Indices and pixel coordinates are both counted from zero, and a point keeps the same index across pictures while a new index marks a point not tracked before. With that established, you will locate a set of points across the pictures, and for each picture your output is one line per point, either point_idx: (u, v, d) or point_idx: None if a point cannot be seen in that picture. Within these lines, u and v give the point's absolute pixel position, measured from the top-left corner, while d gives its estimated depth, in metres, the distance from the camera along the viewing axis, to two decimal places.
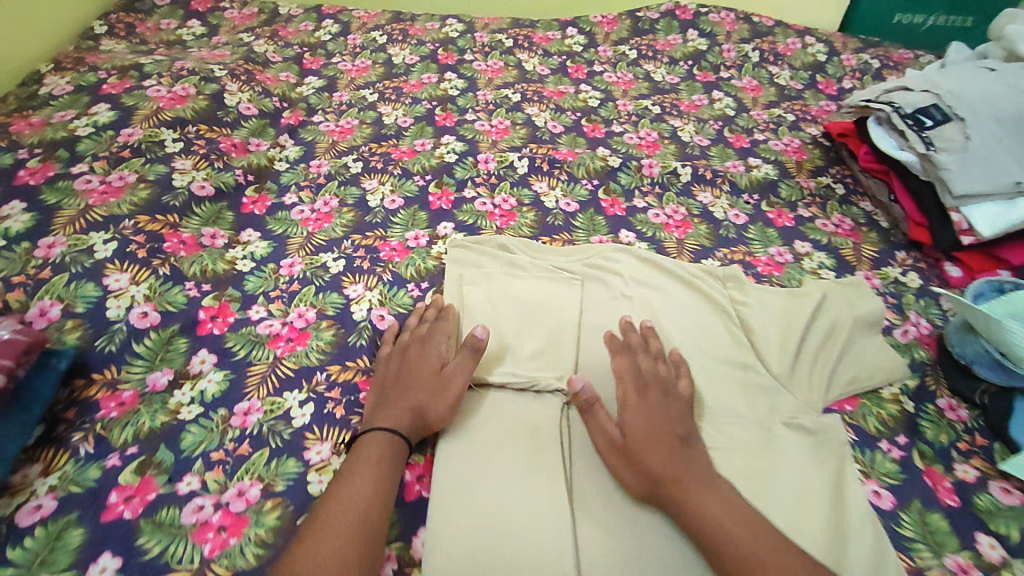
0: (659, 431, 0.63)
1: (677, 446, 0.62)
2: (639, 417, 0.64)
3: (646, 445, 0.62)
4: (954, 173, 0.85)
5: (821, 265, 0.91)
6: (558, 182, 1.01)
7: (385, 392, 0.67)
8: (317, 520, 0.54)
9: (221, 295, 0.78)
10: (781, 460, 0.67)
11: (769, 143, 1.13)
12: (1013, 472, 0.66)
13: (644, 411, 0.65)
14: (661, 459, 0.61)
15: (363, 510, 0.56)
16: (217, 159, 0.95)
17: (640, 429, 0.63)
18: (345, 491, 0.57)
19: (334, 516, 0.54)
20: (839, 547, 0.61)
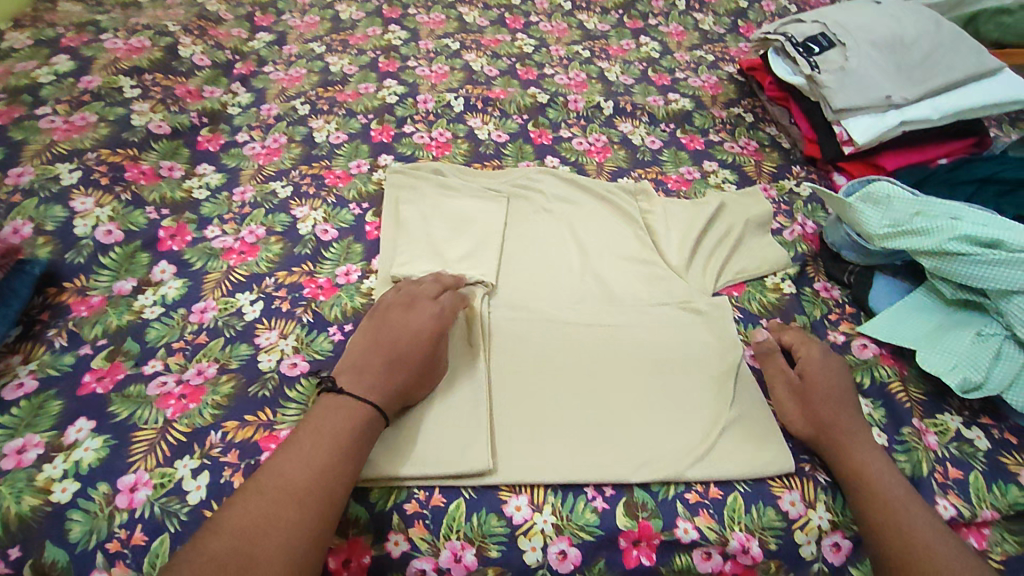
0: (835, 390, 0.68)
1: (843, 406, 0.67)
2: (816, 374, 0.69)
3: (826, 390, 0.67)
4: (833, 90, 0.95)
5: (725, 180, 1.01)
6: (491, 118, 1.10)
7: (372, 364, 0.63)
8: (286, 483, 0.52)
9: (179, 218, 0.86)
10: (674, 332, 0.77)
11: (688, 80, 1.23)
12: (867, 331, 0.76)
13: (826, 366, 0.70)
14: (829, 409, 0.66)
15: (335, 484, 0.54)
16: (173, 104, 1.02)
17: (821, 379, 0.69)
18: (321, 454, 0.55)
19: (302, 488, 0.52)
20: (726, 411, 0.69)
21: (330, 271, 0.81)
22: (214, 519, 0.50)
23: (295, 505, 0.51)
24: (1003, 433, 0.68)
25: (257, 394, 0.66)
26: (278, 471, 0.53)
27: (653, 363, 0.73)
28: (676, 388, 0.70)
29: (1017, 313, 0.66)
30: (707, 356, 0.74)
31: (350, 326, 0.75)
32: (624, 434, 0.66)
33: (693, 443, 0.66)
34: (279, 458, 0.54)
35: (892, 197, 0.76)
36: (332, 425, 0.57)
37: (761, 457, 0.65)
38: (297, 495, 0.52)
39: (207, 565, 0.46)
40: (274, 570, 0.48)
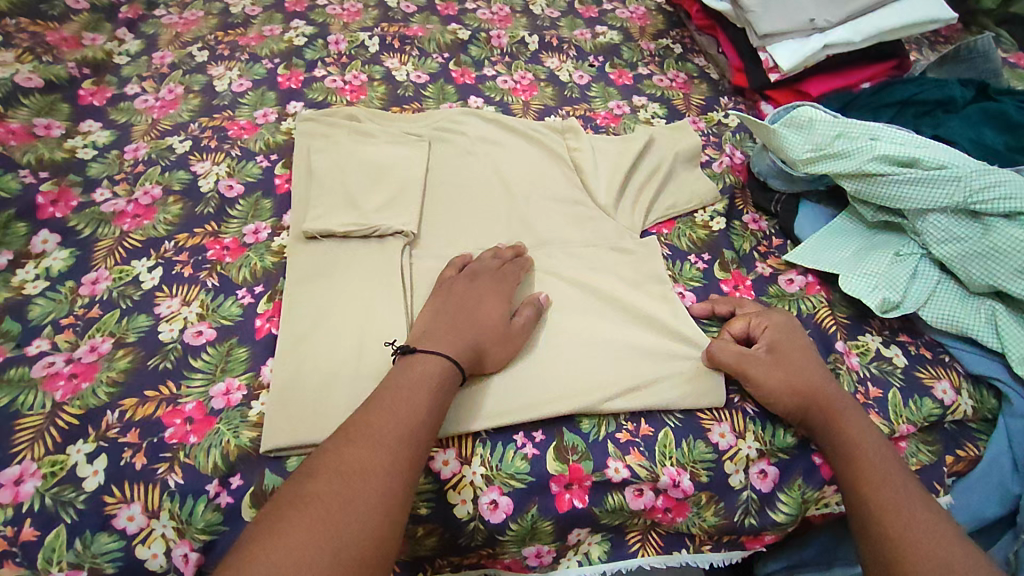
0: (804, 357, 0.64)
1: (817, 369, 0.63)
2: (780, 351, 0.64)
3: (801, 360, 0.63)
4: (758, 15, 0.92)
5: (654, 115, 0.98)
6: (410, 57, 1.03)
7: (445, 322, 0.62)
8: (373, 433, 0.51)
9: (61, 181, 0.78)
10: (602, 274, 0.75)
11: (615, 11, 1.18)
12: (793, 261, 0.76)
13: (788, 333, 0.66)
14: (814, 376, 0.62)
15: (416, 436, 0.52)
16: (46, 53, 0.91)
17: (790, 347, 0.64)
18: (404, 405, 0.53)
19: (392, 438, 0.51)
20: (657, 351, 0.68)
21: (237, 229, 0.76)
22: (309, 465, 0.49)
23: (384, 453, 0.50)
24: (920, 348, 0.69)
25: (157, 367, 0.61)
26: (365, 419, 0.52)
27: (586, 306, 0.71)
28: (607, 329, 0.69)
29: (933, 231, 0.67)
30: (636, 295, 0.73)
31: (260, 287, 0.70)
32: (560, 375, 0.65)
33: (624, 381, 0.65)
34: (364, 409, 0.53)
35: (814, 118, 0.74)
36: (406, 380, 0.55)
37: (689, 392, 0.64)
38: (383, 444, 0.50)
39: (310, 512, 0.46)
40: (363, 517, 0.47)
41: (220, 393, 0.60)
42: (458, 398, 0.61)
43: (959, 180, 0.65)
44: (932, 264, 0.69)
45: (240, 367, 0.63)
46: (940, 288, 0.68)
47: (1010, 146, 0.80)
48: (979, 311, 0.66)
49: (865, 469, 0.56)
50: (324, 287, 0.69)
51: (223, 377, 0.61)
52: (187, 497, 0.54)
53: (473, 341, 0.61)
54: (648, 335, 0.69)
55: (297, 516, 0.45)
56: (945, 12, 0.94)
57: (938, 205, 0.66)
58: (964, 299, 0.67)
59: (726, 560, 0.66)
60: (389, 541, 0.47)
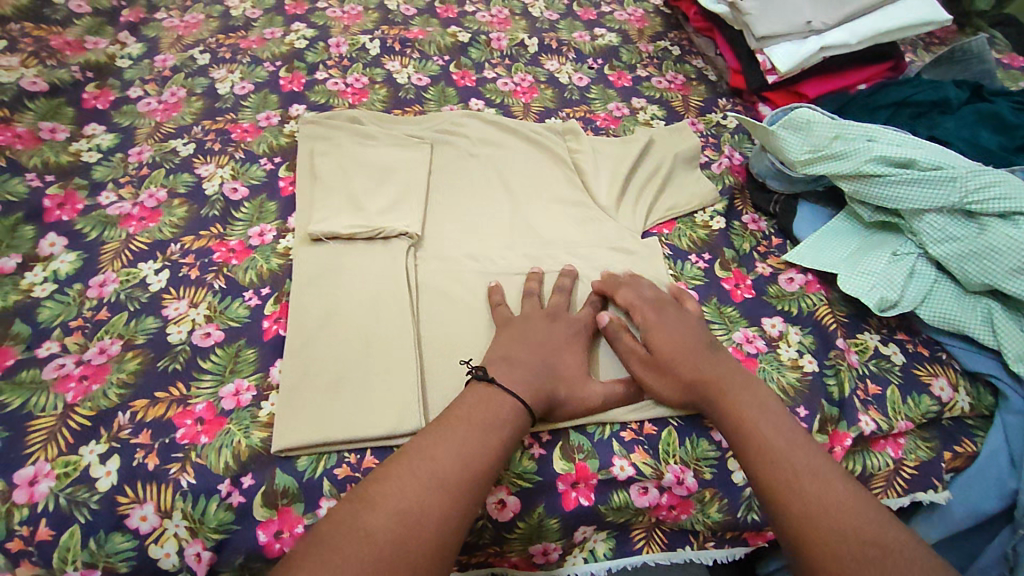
0: (684, 350, 0.63)
1: (699, 356, 0.63)
2: (663, 350, 0.63)
3: (674, 353, 0.63)
4: (755, 18, 0.93)
5: (653, 117, 0.99)
6: (411, 60, 1.04)
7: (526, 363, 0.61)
8: (435, 475, 0.51)
9: (67, 185, 0.79)
10: (607, 274, 0.76)
11: (614, 14, 1.19)
12: (793, 261, 0.77)
13: (666, 325, 0.65)
14: (691, 367, 0.62)
15: (480, 481, 0.52)
16: (49, 58, 0.92)
17: (668, 339, 0.64)
18: (474, 445, 0.53)
19: (453, 480, 0.51)
20: None
21: (242, 232, 0.76)
22: (369, 494, 0.50)
23: (443, 496, 0.50)
24: (917, 346, 0.70)
25: (167, 369, 0.62)
26: (432, 454, 0.52)
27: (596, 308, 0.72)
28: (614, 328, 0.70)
29: (930, 231, 0.68)
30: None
31: (267, 289, 0.71)
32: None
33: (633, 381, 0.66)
34: (427, 443, 0.53)
35: (813, 120, 0.75)
36: (478, 418, 0.55)
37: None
38: (444, 486, 0.50)
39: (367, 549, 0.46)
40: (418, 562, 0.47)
41: (230, 394, 0.61)
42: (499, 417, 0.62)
43: (955, 180, 0.66)
44: (929, 262, 0.70)
45: (249, 368, 0.63)
46: (937, 286, 0.69)
47: (1003, 147, 0.82)
48: (975, 309, 0.67)
49: (765, 464, 0.54)
50: (331, 288, 0.70)
51: (233, 378, 0.62)
52: (199, 496, 0.55)
53: (549, 387, 0.60)
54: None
55: (357, 554, 0.46)
56: (940, 14, 0.95)
57: (933, 206, 0.67)
58: (960, 298, 0.68)
59: (729, 557, 0.67)
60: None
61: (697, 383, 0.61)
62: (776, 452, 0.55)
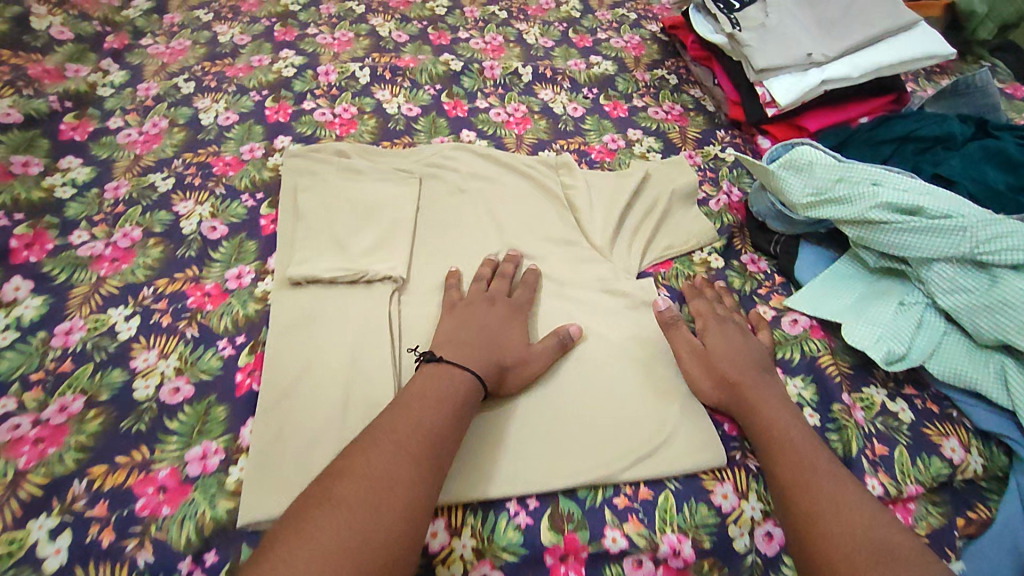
0: (740, 362, 0.66)
1: (751, 367, 0.66)
2: (719, 356, 0.67)
3: (726, 358, 0.67)
4: (754, 49, 0.91)
5: (650, 149, 0.96)
6: (401, 89, 1.01)
7: (464, 336, 0.65)
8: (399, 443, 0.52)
9: (37, 223, 0.75)
10: (604, 323, 0.73)
11: (610, 41, 1.16)
12: (794, 304, 0.74)
13: (726, 337, 0.69)
14: (735, 370, 0.66)
15: (441, 448, 0.54)
16: (26, 87, 0.89)
17: (722, 345, 0.68)
18: (429, 416, 0.56)
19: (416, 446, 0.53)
20: (662, 409, 0.66)
21: (219, 274, 0.73)
22: (335, 470, 0.50)
23: (408, 461, 0.51)
24: (926, 402, 0.67)
25: (130, 431, 0.59)
26: (387, 427, 0.54)
27: (582, 356, 0.70)
28: (601, 379, 0.68)
29: (938, 280, 0.65)
30: (629, 342, 0.71)
31: (242, 337, 0.68)
32: (555, 431, 0.64)
33: (621, 438, 0.63)
34: (387, 420, 0.55)
35: (815, 161, 0.72)
36: (433, 393, 0.58)
37: (689, 445, 0.63)
38: (409, 453, 0.52)
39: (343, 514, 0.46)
40: (392, 522, 0.47)
41: (197, 458, 0.58)
42: (485, 473, 0.60)
43: (965, 229, 0.63)
44: (937, 313, 0.67)
45: (218, 429, 0.61)
46: (946, 339, 0.66)
47: (1012, 186, 0.79)
48: (987, 363, 0.64)
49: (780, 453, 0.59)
50: (309, 338, 0.67)
51: (201, 440, 0.59)
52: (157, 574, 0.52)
53: (496, 358, 0.64)
54: (643, 386, 0.68)
55: (326, 519, 0.46)
56: (945, 47, 0.92)
57: (944, 255, 0.64)
58: (971, 352, 0.65)
59: None
60: (407, 542, 0.48)
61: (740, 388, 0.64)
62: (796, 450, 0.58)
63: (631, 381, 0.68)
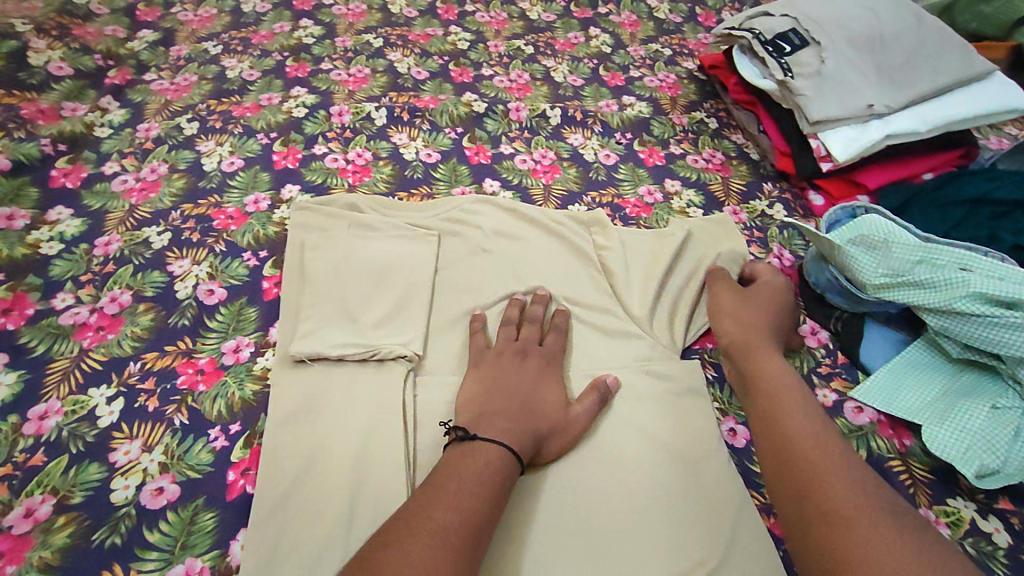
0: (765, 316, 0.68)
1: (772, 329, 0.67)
2: (748, 307, 0.69)
3: (756, 310, 0.69)
4: (809, 99, 0.83)
5: (690, 204, 0.88)
6: (420, 132, 0.94)
7: (500, 406, 0.59)
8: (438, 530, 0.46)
9: (17, 286, 0.68)
10: (642, 405, 0.65)
11: (643, 80, 1.08)
12: (862, 395, 0.65)
13: (766, 296, 0.71)
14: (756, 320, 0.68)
15: (482, 537, 0.48)
16: (18, 129, 0.83)
17: (757, 301, 0.70)
18: (471, 497, 0.49)
19: (454, 529, 0.46)
20: (712, 514, 0.58)
21: (214, 347, 0.66)
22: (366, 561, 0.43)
23: (449, 553, 0.45)
24: None
25: (103, 544, 0.52)
26: (428, 512, 0.47)
27: (615, 451, 0.61)
28: (637, 479, 0.60)
29: None
30: (669, 434, 0.63)
31: (237, 426, 0.60)
32: (587, 546, 0.55)
33: (665, 549, 0.56)
34: (423, 501, 0.48)
35: (890, 240, 0.65)
36: (473, 471, 0.52)
37: (743, 569, 0.55)
38: (451, 545, 0.45)
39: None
40: None
41: None
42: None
43: None
44: None
45: (203, 542, 0.53)
46: None
47: None
48: None
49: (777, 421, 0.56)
50: (313, 428, 0.59)
51: (183, 556, 0.52)
52: None
53: (533, 430, 0.58)
54: (686, 487, 0.60)
55: None
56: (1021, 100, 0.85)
57: None
58: None
59: None
60: None
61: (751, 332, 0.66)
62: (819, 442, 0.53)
63: (669, 480, 0.60)
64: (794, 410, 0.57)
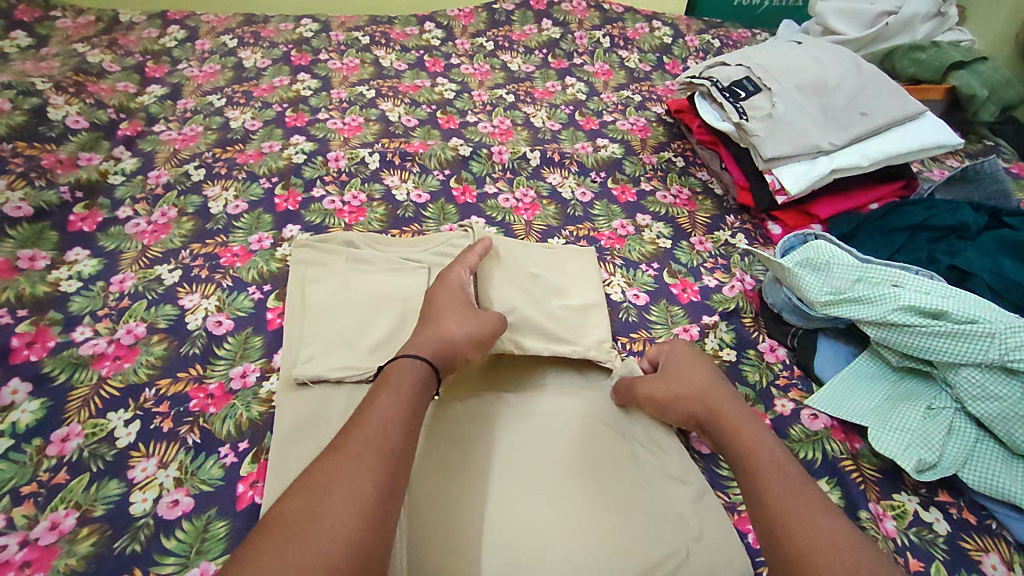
0: (698, 378, 0.66)
1: (714, 381, 0.66)
2: (677, 373, 0.67)
3: (682, 373, 0.67)
4: (763, 139, 0.92)
5: (660, 235, 0.95)
6: (410, 174, 1.02)
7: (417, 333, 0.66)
8: (381, 441, 0.51)
9: (40, 320, 0.74)
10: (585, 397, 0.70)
11: (616, 123, 1.18)
12: (816, 402, 0.72)
13: (683, 362, 0.69)
14: (698, 383, 0.66)
15: (380, 434, 0.52)
16: (38, 178, 0.90)
17: (678, 368, 0.68)
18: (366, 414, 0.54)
19: (392, 438, 0.52)
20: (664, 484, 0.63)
21: (223, 372, 0.71)
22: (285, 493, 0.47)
23: (346, 458, 0.49)
24: (962, 512, 0.64)
25: (124, 551, 0.56)
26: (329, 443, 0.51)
27: (526, 463, 0.64)
28: (564, 484, 0.62)
29: (967, 386, 0.64)
30: (579, 435, 0.66)
31: (245, 443, 0.65)
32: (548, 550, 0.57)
33: (627, 514, 0.60)
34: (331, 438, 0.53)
35: (832, 262, 0.73)
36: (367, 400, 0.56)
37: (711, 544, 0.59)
38: (340, 450, 0.50)
39: (326, 521, 0.44)
40: (345, 520, 0.45)
41: None
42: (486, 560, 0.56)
43: (992, 335, 0.62)
44: (967, 419, 0.65)
45: (216, 548, 0.58)
46: (978, 447, 0.64)
47: None
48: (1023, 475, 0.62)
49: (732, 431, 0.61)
50: (314, 441, 0.64)
51: (198, 561, 0.56)
52: None
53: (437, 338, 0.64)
54: (616, 483, 0.63)
55: (292, 540, 0.43)
56: (952, 137, 0.94)
57: (971, 360, 0.63)
58: (1006, 462, 0.63)
59: None
60: (368, 534, 0.45)
61: (708, 396, 0.64)
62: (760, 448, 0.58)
63: (622, 460, 0.65)
64: (742, 429, 0.60)
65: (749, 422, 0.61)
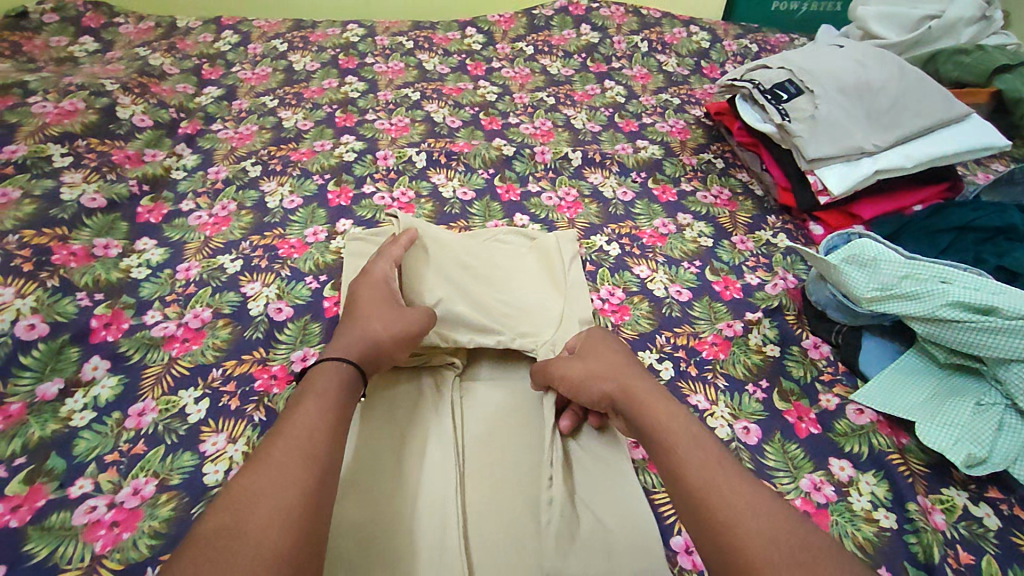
0: (611, 359, 0.65)
1: (627, 362, 0.65)
2: (590, 355, 0.66)
3: (593, 356, 0.66)
4: (806, 140, 0.93)
5: (701, 234, 0.97)
6: (456, 173, 1.05)
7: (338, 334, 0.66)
8: (302, 445, 0.50)
9: (114, 303, 0.79)
10: None
11: (655, 126, 1.20)
12: (863, 398, 0.72)
13: (595, 344, 0.68)
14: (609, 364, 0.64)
15: (305, 443, 0.51)
16: (110, 172, 0.95)
17: (591, 348, 0.67)
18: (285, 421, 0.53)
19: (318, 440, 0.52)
20: None
21: (284, 356, 0.75)
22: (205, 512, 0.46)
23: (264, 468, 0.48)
24: (1013, 508, 0.64)
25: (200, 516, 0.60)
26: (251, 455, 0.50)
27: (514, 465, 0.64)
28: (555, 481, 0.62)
29: (1018, 382, 0.64)
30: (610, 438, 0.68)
31: None
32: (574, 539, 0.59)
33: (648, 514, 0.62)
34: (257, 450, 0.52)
35: (879, 258, 0.74)
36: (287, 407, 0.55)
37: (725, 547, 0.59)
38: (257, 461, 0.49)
39: (254, 533, 0.44)
40: (270, 527, 0.44)
41: None
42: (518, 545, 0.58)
43: None
44: (1018, 416, 0.66)
45: None
46: None
47: None
48: None
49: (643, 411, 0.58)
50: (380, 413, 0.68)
51: None
52: None
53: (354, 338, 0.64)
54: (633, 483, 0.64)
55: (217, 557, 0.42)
56: (999, 139, 0.94)
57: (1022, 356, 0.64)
58: None
59: None
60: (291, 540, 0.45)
61: (624, 373, 0.62)
62: (677, 425, 0.56)
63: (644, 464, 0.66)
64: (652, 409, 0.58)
65: (660, 398, 0.59)
